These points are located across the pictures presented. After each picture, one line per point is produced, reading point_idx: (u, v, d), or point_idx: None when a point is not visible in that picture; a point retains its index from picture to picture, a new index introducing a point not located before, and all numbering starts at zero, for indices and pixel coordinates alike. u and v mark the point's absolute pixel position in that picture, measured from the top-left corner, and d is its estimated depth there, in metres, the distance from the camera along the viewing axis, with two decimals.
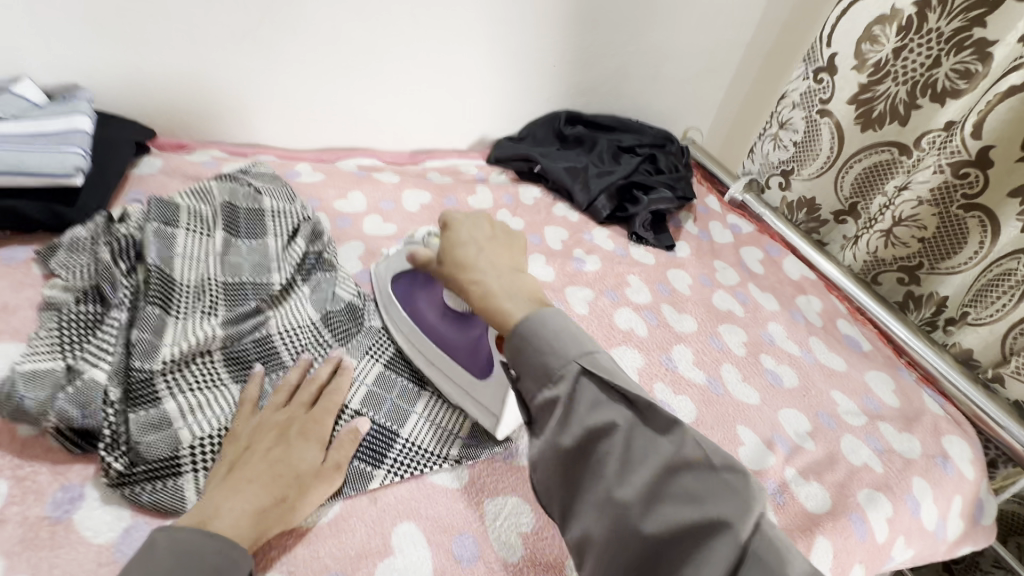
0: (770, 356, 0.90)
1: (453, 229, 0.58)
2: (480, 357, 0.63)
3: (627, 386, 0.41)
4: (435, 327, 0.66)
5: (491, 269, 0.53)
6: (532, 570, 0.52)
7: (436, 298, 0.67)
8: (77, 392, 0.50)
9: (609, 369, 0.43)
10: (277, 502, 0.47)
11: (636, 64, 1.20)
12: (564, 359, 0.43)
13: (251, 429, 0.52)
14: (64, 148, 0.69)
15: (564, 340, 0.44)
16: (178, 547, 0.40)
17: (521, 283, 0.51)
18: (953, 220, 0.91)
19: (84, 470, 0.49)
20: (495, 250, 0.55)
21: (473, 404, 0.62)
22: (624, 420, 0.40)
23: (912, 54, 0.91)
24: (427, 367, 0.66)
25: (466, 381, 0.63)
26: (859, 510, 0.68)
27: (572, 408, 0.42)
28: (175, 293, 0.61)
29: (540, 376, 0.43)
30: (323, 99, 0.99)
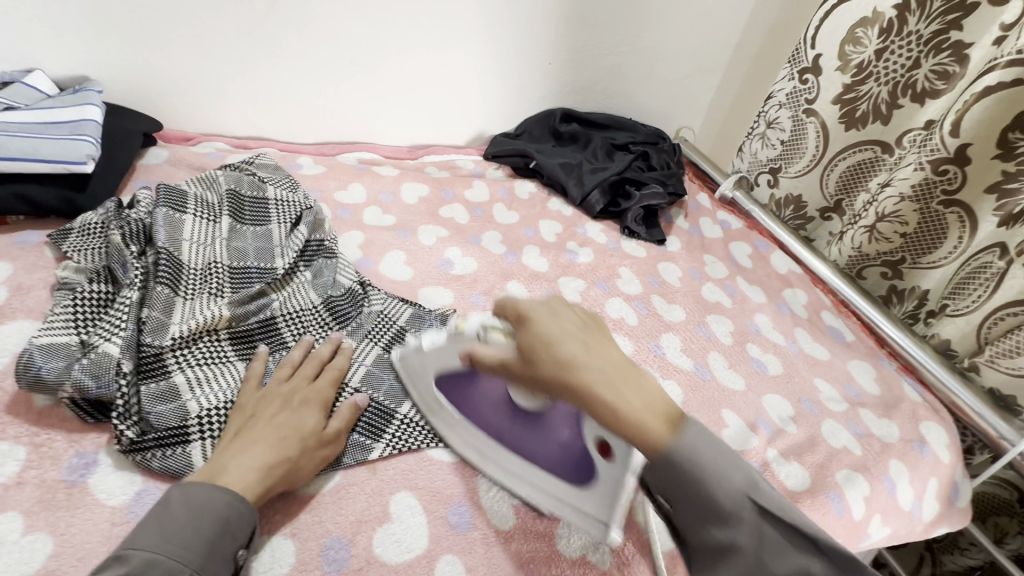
0: (756, 345, 0.93)
1: (538, 324, 0.50)
2: (574, 461, 0.55)
3: (813, 531, 0.41)
4: (504, 433, 0.58)
5: (603, 370, 0.46)
6: (522, 537, 0.55)
7: (495, 396, 0.58)
8: (91, 364, 0.52)
9: (782, 504, 0.42)
10: (281, 462, 0.50)
11: (629, 64, 1.23)
12: (733, 497, 0.42)
13: (257, 399, 0.55)
14: (75, 137, 0.71)
15: (725, 473, 0.43)
16: (191, 501, 0.45)
17: (649, 390, 0.46)
18: (932, 216, 0.94)
19: (97, 438, 0.52)
20: (602, 348, 0.48)
21: (575, 512, 0.56)
22: (813, 564, 0.40)
23: (894, 56, 0.95)
24: (508, 478, 0.58)
25: (563, 491, 0.56)
26: (837, 489, 0.71)
27: (756, 556, 0.41)
28: (184, 275, 0.64)
29: (706, 516, 0.43)
30: (324, 94, 1.02)
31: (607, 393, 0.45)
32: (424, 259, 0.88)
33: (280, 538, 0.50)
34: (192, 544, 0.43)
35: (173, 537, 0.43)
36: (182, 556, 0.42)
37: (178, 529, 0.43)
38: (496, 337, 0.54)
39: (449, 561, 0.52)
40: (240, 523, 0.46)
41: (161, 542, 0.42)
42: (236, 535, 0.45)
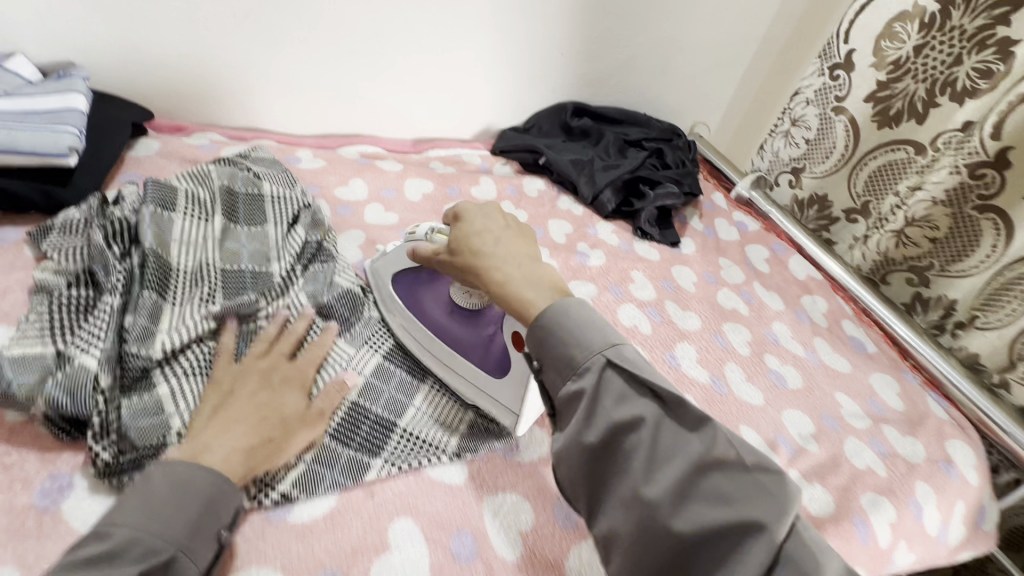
0: (775, 357, 0.88)
1: (467, 222, 0.59)
2: (495, 353, 0.62)
3: (653, 380, 0.43)
4: (442, 326, 0.65)
5: (509, 259, 0.54)
6: (530, 569, 0.51)
7: (442, 297, 0.66)
8: (67, 378, 0.48)
9: (635, 362, 0.45)
10: (265, 442, 0.49)
11: (644, 56, 1.18)
12: (588, 351, 0.45)
13: (234, 373, 0.53)
14: (57, 127, 0.67)
15: (588, 331, 0.46)
16: (173, 477, 0.43)
17: (541, 272, 0.53)
18: (966, 222, 0.89)
19: (72, 458, 0.48)
20: (514, 242, 0.56)
21: (491, 401, 0.61)
22: (649, 412, 0.42)
23: (934, 52, 0.89)
24: (438, 368, 0.65)
25: (481, 380, 0.62)
26: (862, 514, 0.68)
27: (598, 402, 0.43)
28: (172, 279, 0.60)
29: (564, 368, 0.46)
30: (327, 85, 0.97)
31: (507, 274, 0.53)
32: None
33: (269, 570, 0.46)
34: (176, 520, 0.41)
35: (155, 512, 0.41)
36: (165, 534, 0.40)
37: (159, 504, 0.41)
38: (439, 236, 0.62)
39: None
40: (225, 502, 0.44)
41: (142, 518, 0.40)
42: (220, 514, 0.44)
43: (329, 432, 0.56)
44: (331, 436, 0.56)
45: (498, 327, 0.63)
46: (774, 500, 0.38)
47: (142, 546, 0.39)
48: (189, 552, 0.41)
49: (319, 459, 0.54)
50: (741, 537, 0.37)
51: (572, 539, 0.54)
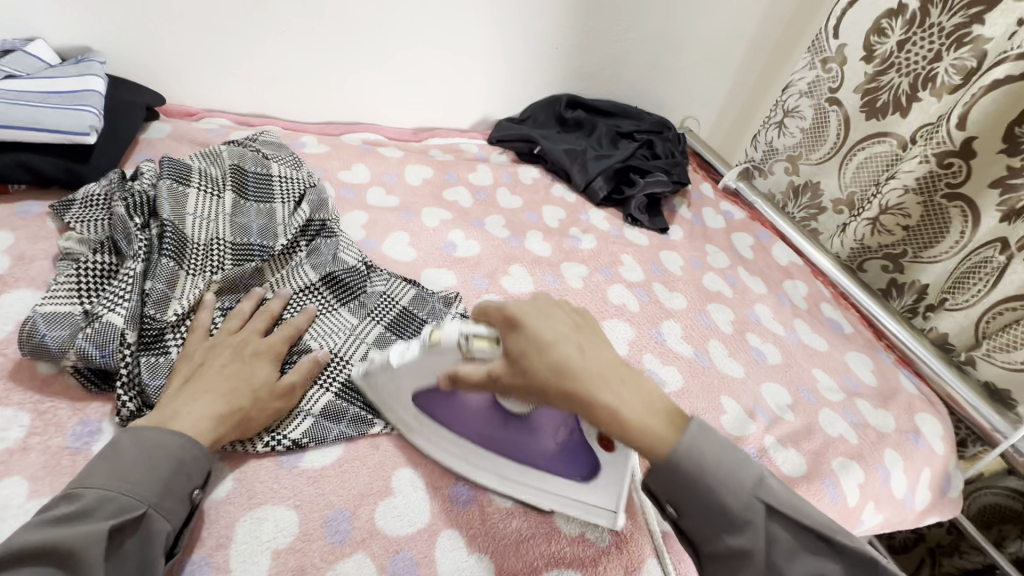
0: (756, 335, 0.93)
1: (531, 330, 0.48)
2: (569, 457, 0.54)
3: (823, 527, 0.46)
4: (496, 441, 0.55)
5: (604, 375, 0.49)
6: (522, 514, 0.55)
7: (479, 407, 0.55)
8: (95, 333, 0.52)
9: (789, 502, 0.48)
10: (232, 412, 0.51)
11: (636, 51, 1.22)
12: (743, 500, 0.47)
13: (205, 347, 0.56)
14: (78, 107, 0.70)
15: (734, 479, 0.48)
16: (142, 443, 0.46)
17: (641, 388, 0.50)
18: (936, 209, 0.95)
19: (101, 407, 0.52)
20: (600, 351, 0.50)
21: (578, 506, 0.54)
22: (830, 568, 0.46)
23: (916, 48, 0.94)
24: (506, 485, 0.56)
25: (564, 488, 0.54)
26: (833, 476, 0.73)
27: (767, 558, 0.47)
28: (188, 249, 0.64)
29: (720, 523, 0.48)
30: (330, 74, 1.01)
31: (619, 402, 0.47)
32: (428, 241, 0.88)
33: (283, 508, 0.50)
34: (148, 482, 0.45)
35: (127, 475, 0.44)
36: (138, 494, 0.44)
37: (130, 467, 0.44)
38: (482, 346, 0.48)
39: (450, 535, 0.52)
40: (196, 464, 0.47)
41: (113, 479, 0.44)
42: (190, 475, 0.47)
43: (336, 390, 0.60)
44: (337, 394, 0.60)
45: (564, 427, 0.54)
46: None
47: (114, 504, 0.43)
48: (161, 509, 0.44)
49: (326, 414, 0.58)
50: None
51: None
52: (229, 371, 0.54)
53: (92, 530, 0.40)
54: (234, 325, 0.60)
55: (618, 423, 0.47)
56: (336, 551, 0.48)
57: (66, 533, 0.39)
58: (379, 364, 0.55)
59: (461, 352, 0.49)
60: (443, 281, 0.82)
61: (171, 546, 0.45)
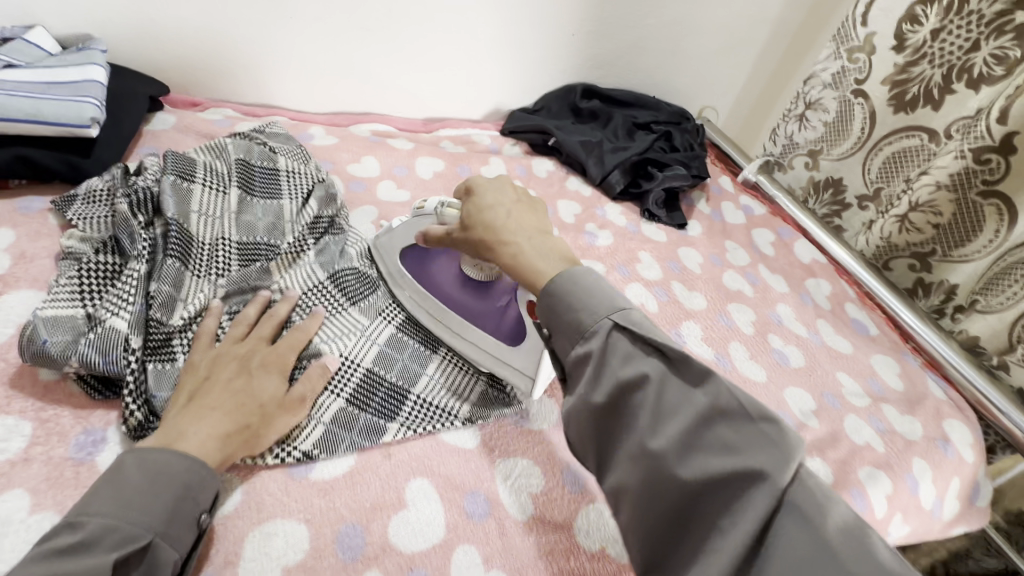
0: (778, 337, 0.90)
1: (479, 197, 0.58)
2: (508, 323, 0.65)
3: (660, 339, 0.42)
4: (453, 297, 0.67)
5: (521, 231, 0.54)
6: (541, 529, 0.53)
7: (452, 270, 0.68)
8: (98, 339, 0.50)
9: (640, 324, 0.44)
10: (240, 430, 0.48)
11: (654, 38, 1.18)
12: (595, 315, 0.45)
13: (210, 358, 0.53)
14: (78, 98, 0.67)
15: (598, 299, 0.46)
16: (147, 466, 0.43)
17: (554, 244, 0.53)
18: (969, 207, 0.91)
19: (105, 416, 0.50)
20: (525, 214, 0.56)
21: (503, 368, 0.64)
22: (653, 370, 0.41)
23: (951, 37, 0.89)
24: (453, 337, 0.67)
25: (496, 348, 0.65)
26: (860, 485, 0.70)
27: (605, 363, 0.43)
28: (193, 248, 0.61)
29: (573, 334, 0.46)
30: (339, 63, 0.98)
31: (519, 247, 0.52)
32: None
33: (293, 523, 0.48)
34: (153, 509, 0.41)
35: (131, 502, 0.41)
36: (142, 522, 0.41)
37: (135, 492, 0.41)
38: (451, 212, 0.63)
39: (467, 550, 0.50)
40: (204, 487, 0.45)
41: (117, 507, 0.40)
42: (197, 500, 0.44)
43: (347, 397, 0.58)
44: (348, 401, 0.58)
45: (510, 298, 0.65)
46: (779, 450, 0.36)
47: (118, 535, 0.39)
48: (168, 537, 0.41)
49: (338, 422, 0.56)
50: (743, 489, 0.35)
51: (580, 502, 0.56)
52: (238, 387, 0.50)
53: (96, 563, 0.37)
54: (240, 332, 0.56)
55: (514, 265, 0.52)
56: (348, 568, 0.47)
57: (64, 568, 0.36)
58: (385, 230, 0.72)
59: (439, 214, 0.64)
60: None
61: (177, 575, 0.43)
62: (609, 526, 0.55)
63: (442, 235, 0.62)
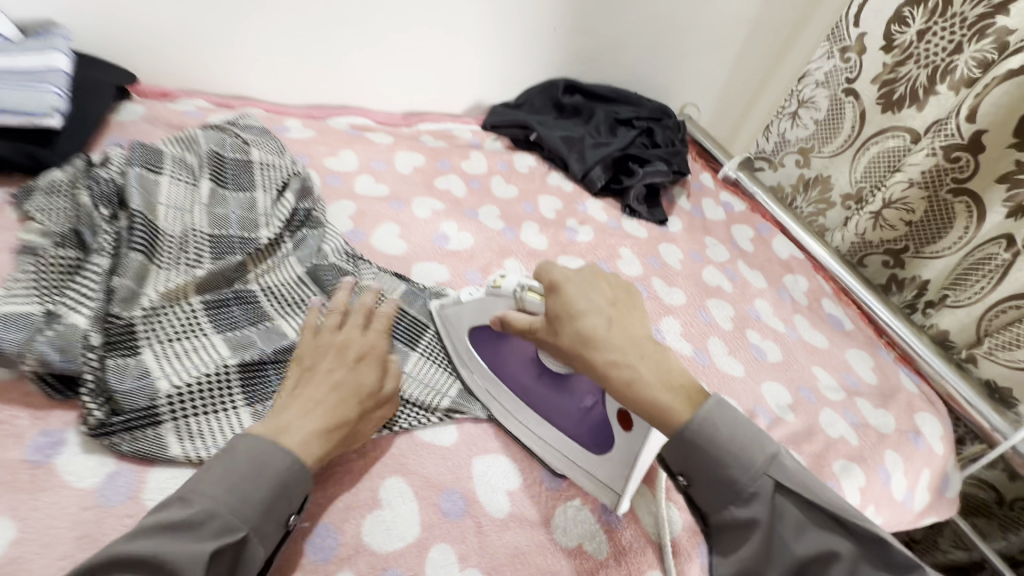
0: (756, 332, 0.91)
1: (567, 292, 0.52)
2: (591, 428, 0.58)
3: (833, 507, 0.44)
4: (531, 392, 0.61)
5: (631, 350, 0.50)
6: (518, 526, 0.53)
7: (529, 357, 0.62)
8: (57, 335, 0.48)
9: (809, 488, 0.45)
10: (338, 425, 0.49)
11: (637, 34, 1.18)
12: (754, 476, 0.46)
13: (312, 347, 0.54)
14: (39, 87, 0.66)
15: (749, 451, 0.46)
16: (252, 456, 0.44)
17: (672, 365, 0.50)
18: (940, 204, 0.93)
19: (64, 416, 0.48)
20: (627, 323, 0.52)
21: (584, 475, 0.57)
22: (842, 548, 0.44)
23: (936, 38, 0.91)
24: (528, 436, 0.60)
25: (577, 455, 0.58)
26: (835, 478, 0.71)
27: (773, 529, 0.46)
28: (160, 242, 0.59)
29: (729, 493, 0.47)
30: (317, 55, 0.96)
31: (634, 372, 0.48)
32: (418, 233, 0.84)
33: None
34: (250, 501, 0.43)
35: (235, 490, 0.43)
36: (239, 513, 0.42)
37: (234, 482, 0.43)
38: (533, 298, 0.56)
39: (442, 549, 0.49)
40: (297, 486, 0.45)
41: (222, 489, 0.42)
42: (292, 499, 0.45)
43: None
44: None
45: (595, 398, 0.59)
46: None
47: (219, 522, 0.41)
48: (260, 531, 0.43)
49: None
50: None
51: (556, 498, 0.56)
52: (344, 376, 0.52)
53: (197, 551, 0.38)
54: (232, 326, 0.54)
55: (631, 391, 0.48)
56: (319, 569, 0.46)
57: (167, 546, 0.38)
58: (451, 301, 0.65)
59: (516, 301, 0.57)
60: (435, 276, 0.78)
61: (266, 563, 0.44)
62: (586, 522, 0.55)
63: (527, 327, 0.55)
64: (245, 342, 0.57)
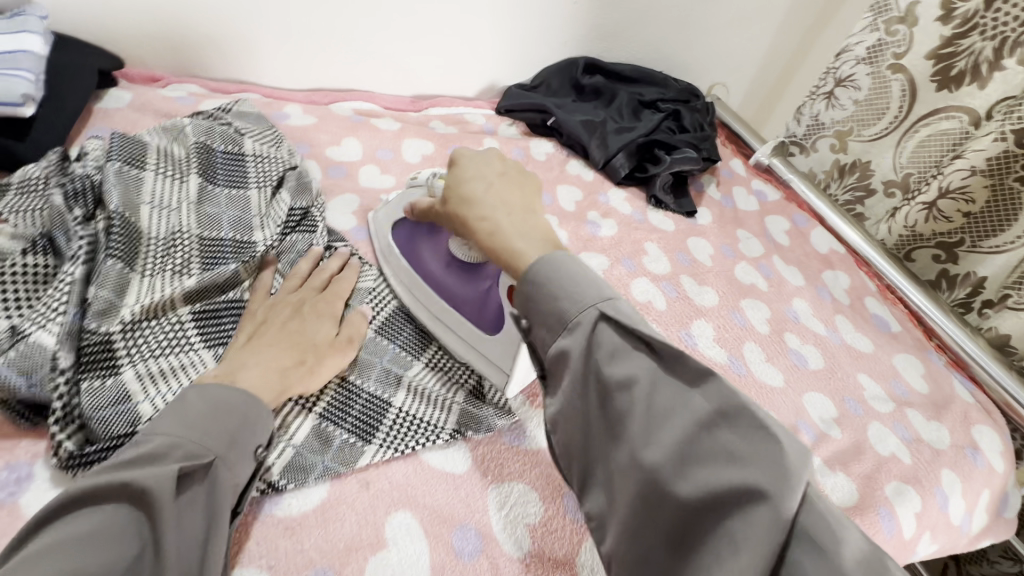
0: (795, 336, 0.83)
1: (460, 165, 0.52)
2: (488, 310, 0.58)
3: (650, 331, 0.38)
4: (437, 278, 0.61)
5: (500, 206, 0.48)
6: (539, 568, 0.47)
7: (442, 247, 0.62)
8: (20, 357, 0.43)
9: (632, 317, 0.39)
10: (297, 365, 0.49)
11: (664, 6, 1.08)
12: (580, 304, 0.40)
13: (266, 306, 0.54)
14: (9, 72, 0.59)
15: (582, 286, 0.41)
16: (209, 397, 0.43)
17: (537, 223, 0.47)
18: (1006, 194, 0.83)
19: (33, 446, 0.44)
20: (508, 188, 0.50)
21: (479, 359, 0.58)
22: (644, 369, 0.37)
23: (1006, 6, 0.79)
24: (429, 318, 0.61)
25: (472, 334, 0.59)
26: (888, 504, 0.64)
27: (589, 361, 0.38)
28: (142, 246, 0.54)
29: (556, 325, 0.41)
30: (318, 34, 0.89)
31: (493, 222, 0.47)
32: None
33: (255, 570, 0.42)
34: (214, 431, 0.41)
35: (191, 422, 0.41)
36: (205, 442, 0.40)
37: (196, 418, 0.41)
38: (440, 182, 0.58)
39: None
40: (261, 419, 0.45)
41: (182, 427, 0.40)
42: (256, 430, 0.44)
43: (319, 412, 0.52)
44: (321, 417, 0.51)
45: (496, 283, 0.59)
46: (781, 462, 0.31)
47: (182, 452, 0.39)
48: (230, 459, 0.41)
49: (309, 444, 0.49)
50: (743, 507, 0.31)
51: (584, 532, 0.50)
52: (294, 327, 0.52)
53: (162, 470, 0.36)
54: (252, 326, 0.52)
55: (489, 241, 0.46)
56: None
57: (135, 472, 0.36)
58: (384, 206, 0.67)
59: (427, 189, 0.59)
60: None
61: (234, 506, 0.42)
62: None
63: (428, 208, 0.56)
64: None
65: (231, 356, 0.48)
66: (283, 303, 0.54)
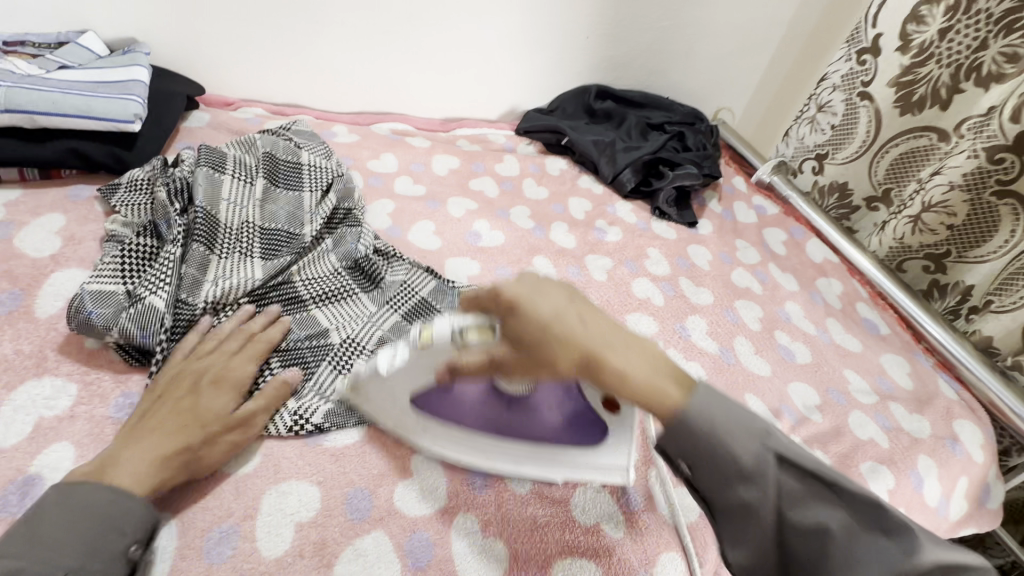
0: (785, 333, 0.91)
1: (529, 312, 0.43)
2: (579, 424, 0.54)
3: (836, 476, 0.39)
4: (502, 424, 0.55)
5: (619, 343, 0.43)
6: (539, 502, 0.56)
7: (477, 396, 0.55)
8: (136, 314, 0.56)
9: (797, 450, 0.41)
10: (180, 451, 0.48)
11: (668, 41, 1.20)
12: (754, 453, 0.40)
13: (173, 373, 0.54)
14: (124, 96, 0.73)
15: (742, 429, 0.41)
16: (69, 504, 0.43)
17: (649, 350, 0.44)
18: (984, 208, 0.90)
19: (141, 380, 0.56)
20: (597, 318, 0.44)
21: (594, 473, 0.54)
22: (836, 520, 0.39)
23: (959, 36, 0.88)
24: (519, 467, 0.56)
25: (574, 455, 0.54)
26: (861, 479, 0.71)
27: (776, 514, 0.40)
28: (220, 234, 0.66)
29: (729, 472, 0.41)
30: (363, 64, 1.03)
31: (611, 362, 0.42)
32: (453, 230, 0.89)
33: (308, 484, 0.52)
34: (70, 545, 0.41)
35: (44, 541, 0.40)
36: (59, 557, 0.40)
37: (49, 533, 0.41)
38: (475, 338, 0.48)
39: (466, 518, 0.53)
40: (130, 514, 0.44)
41: (31, 546, 0.40)
42: (123, 531, 0.43)
43: (355, 376, 0.61)
44: None
45: (562, 394, 0.54)
46: None
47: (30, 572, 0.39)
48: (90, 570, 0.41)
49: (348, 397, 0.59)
50: None
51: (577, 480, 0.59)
52: (186, 406, 0.51)
53: None
54: (158, 392, 0.52)
55: (637, 395, 0.42)
56: (355, 527, 0.50)
57: None
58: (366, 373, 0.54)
59: (459, 344, 0.49)
60: (468, 273, 0.83)
61: None
62: (605, 503, 0.57)
63: (486, 364, 0.48)
64: (310, 323, 0.65)
65: (117, 443, 0.48)
66: (183, 376, 0.53)
